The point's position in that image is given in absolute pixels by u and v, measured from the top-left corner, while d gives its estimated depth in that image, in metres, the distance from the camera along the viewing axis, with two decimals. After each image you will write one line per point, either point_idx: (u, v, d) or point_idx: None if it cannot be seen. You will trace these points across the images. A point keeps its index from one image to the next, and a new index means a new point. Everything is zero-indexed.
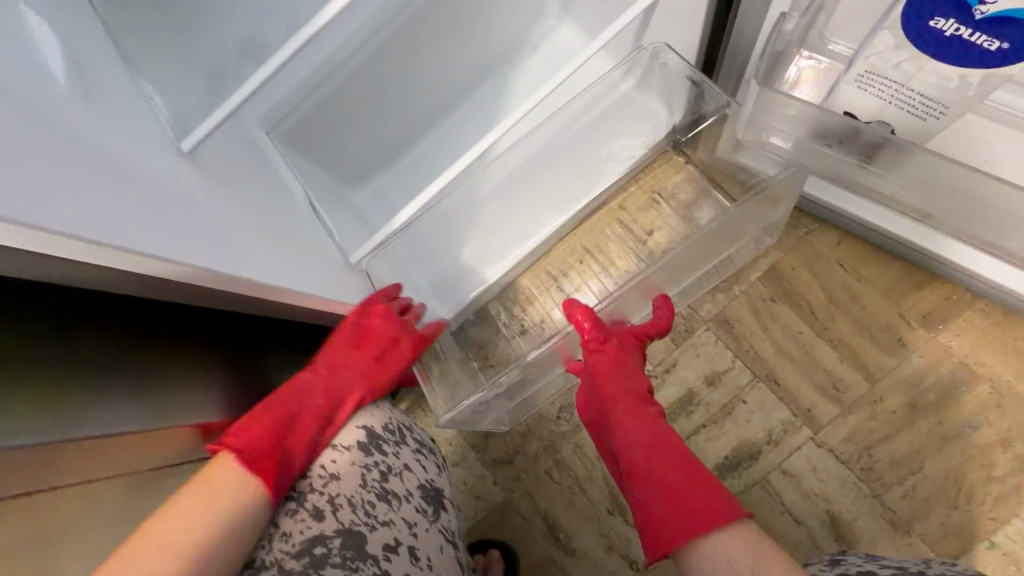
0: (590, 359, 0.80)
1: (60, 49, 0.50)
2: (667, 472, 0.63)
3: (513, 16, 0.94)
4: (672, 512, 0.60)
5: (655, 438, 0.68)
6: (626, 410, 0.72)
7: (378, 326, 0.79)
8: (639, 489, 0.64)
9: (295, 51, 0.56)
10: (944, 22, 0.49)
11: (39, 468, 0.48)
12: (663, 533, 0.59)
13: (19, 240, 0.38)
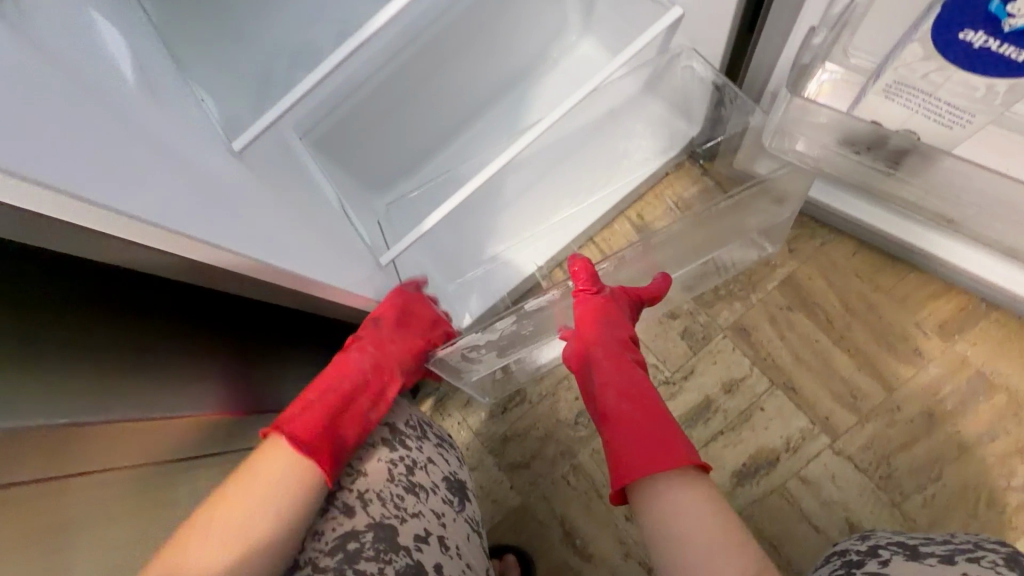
0: (577, 308, 0.78)
1: (126, 49, 0.53)
2: (643, 417, 0.64)
3: (537, 31, 0.97)
4: (634, 452, 0.62)
5: (630, 386, 0.68)
6: (607, 356, 0.71)
7: (418, 307, 0.82)
8: (608, 430, 0.66)
9: (351, 52, 0.62)
10: (973, 34, 0.47)
11: (114, 433, 0.50)
12: (623, 469, 0.61)
13: (74, 213, 0.40)
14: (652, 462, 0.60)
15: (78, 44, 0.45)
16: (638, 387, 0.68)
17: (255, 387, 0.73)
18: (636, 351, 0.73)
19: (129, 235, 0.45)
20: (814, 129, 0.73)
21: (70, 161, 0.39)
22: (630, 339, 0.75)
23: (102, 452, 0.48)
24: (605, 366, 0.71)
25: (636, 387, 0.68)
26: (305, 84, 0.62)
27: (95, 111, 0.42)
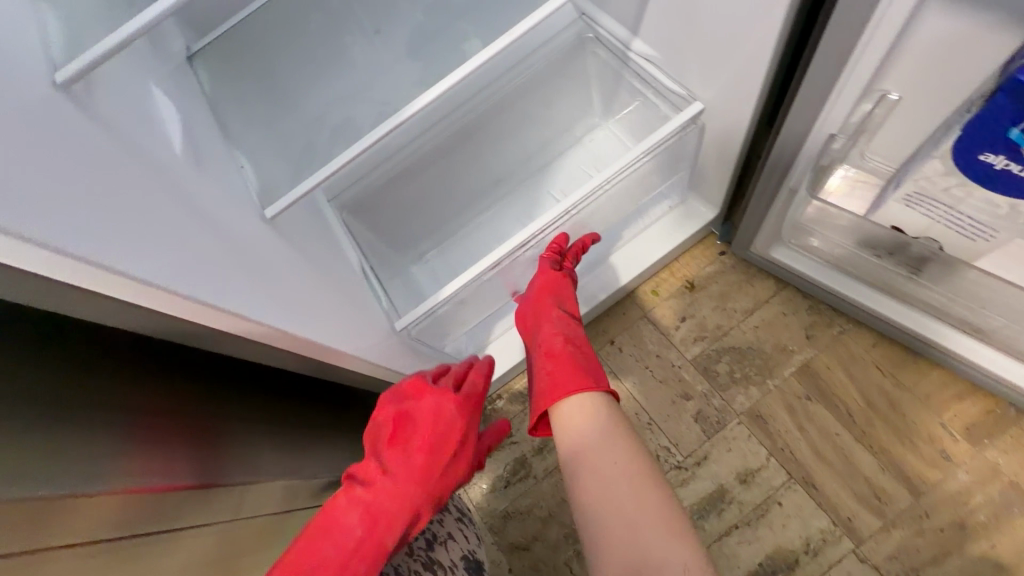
0: (536, 279, 0.90)
1: (179, 124, 0.56)
2: (575, 355, 0.77)
3: (563, 112, 1.01)
4: (567, 376, 0.74)
5: (570, 334, 0.82)
6: (555, 313, 0.85)
7: (419, 408, 0.71)
8: (549, 363, 0.77)
9: (386, 134, 0.64)
10: (994, 157, 0.47)
11: (138, 511, 0.47)
12: (554, 387, 0.73)
13: (116, 287, 0.41)
14: (578, 382, 0.73)
15: (135, 123, 0.47)
16: (575, 334, 0.82)
17: (267, 453, 0.70)
18: (575, 325, 0.85)
19: (148, 304, 0.44)
20: (833, 228, 0.75)
21: (120, 240, 0.40)
22: (575, 307, 0.89)
23: (124, 515, 0.45)
24: (554, 321, 0.83)
25: (574, 334, 0.82)
26: (342, 156, 0.65)
27: (141, 181, 0.44)
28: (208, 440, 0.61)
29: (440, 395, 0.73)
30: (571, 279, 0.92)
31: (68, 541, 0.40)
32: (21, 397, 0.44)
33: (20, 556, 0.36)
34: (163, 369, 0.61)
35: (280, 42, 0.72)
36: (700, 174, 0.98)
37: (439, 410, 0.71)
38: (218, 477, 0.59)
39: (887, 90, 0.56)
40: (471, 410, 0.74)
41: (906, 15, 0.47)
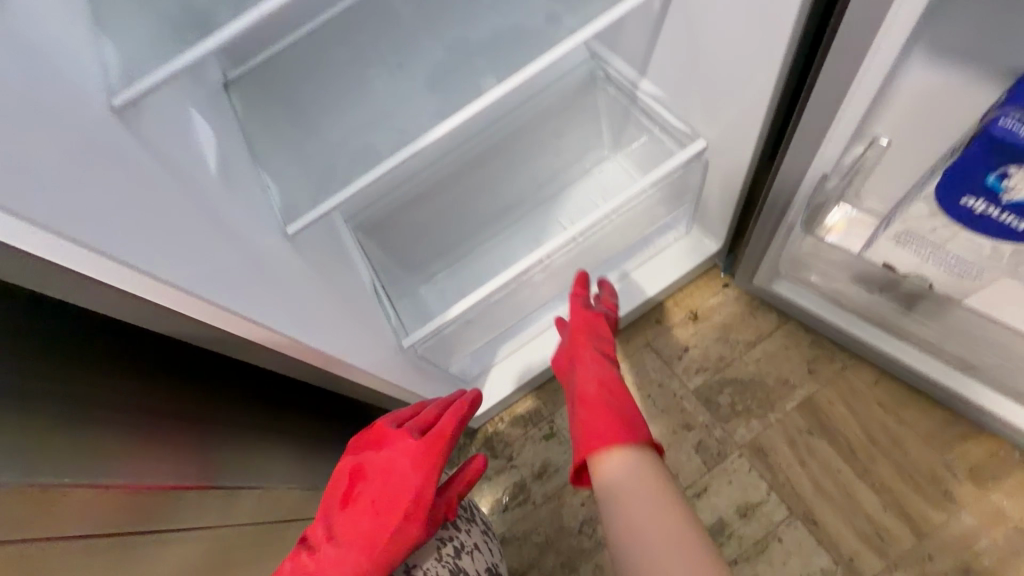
0: (571, 317, 0.90)
1: (214, 146, 0.61)
2: (607, 402, 0.75)
3: (573, 144, 1.05)
4: (601, 426, 0.73)
5: (605, 378, 0.80)
6: (590, 354, 0.83)
7: (371, 461, 0.68)
8: (583, 410, 0.76)
9: (404, 160, 0.68)
10: (975, 201, 0.50)
11: (147, 504, 0.50)
12: (589, 437, 0.73)
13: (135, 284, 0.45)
14: (610, 431, 0.71)
15: (173, 142, 0.51)
16: (609, 379, 0.79)
17: (275, 461, 0.72)
18: (609, 377, 0.80)
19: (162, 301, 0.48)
20: (828, 264, 0.77)
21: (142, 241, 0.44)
22: (611, 346, 0.87)
23: (132, 513, 0.48)
24: (586, 365, 0.82)
25: (607, 379, 0.79)
26: (361, 179, 0.69)
27: (172, 193, 0.48)
28: (221, 445, 0.64)
29: (390, 447, 0.69)
30: (604, 321, 0.89)
31: (80, 531, 0.43)
32: (51, 395, 0.48)
33: (27, 544, 0.39)
34: (164, 371, 0.64)
35: (309, 73, 0.77)
36: (704, 207, 1.01)
37: (392, 463, 0.68)
38: (226, 477, 0.61)
39: (877, 135, 0.59)
40: (426, 459, 0.68)
41: (891, 66, 0.51)
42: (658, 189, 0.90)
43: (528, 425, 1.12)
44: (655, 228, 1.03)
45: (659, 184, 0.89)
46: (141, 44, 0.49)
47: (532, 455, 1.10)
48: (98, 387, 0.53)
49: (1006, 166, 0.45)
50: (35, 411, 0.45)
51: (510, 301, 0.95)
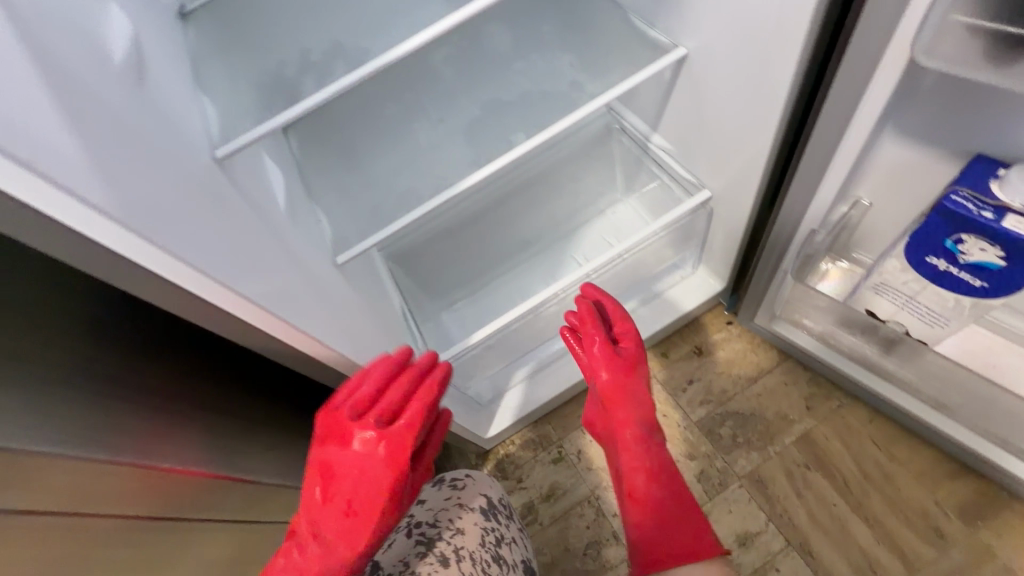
0: (606, 378, 0.78)
1: (282, 187, 0.70)
2: (665, 501, 0.73)
3: (589, 187, 1.15)
4: (664, 535, 0.72)
5: (658, 466, 0.76)
6: (634, 437, 0.76)
7: (340, 460, 0.60)
8: (637, 512, 0.74)
9: (442, 202, 0.77)
10: (937, 260, 0.58)
11: (204, 496, 0.56)
12: (651, 548, 0.72)
13: (225, 302, 0.50)
14: (666, 525, 0.72)
15: (253, 185, 0.61)
16: (658, 464, 0.76)
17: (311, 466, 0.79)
18: (660, 462, 0.76)
19: (251, 323, 0.54)
20: (818, 310, 0.84)
21: (234, 263, 0.51)
22: (650, 410, 0.78)
23: (185, 500, 0.53)
24: (632, 449, 0.76)
25: (657, 468, 0.75)
26: (404, 218, 0.78)
27: (255, 226, 0.57)
28: (262, 450, 0.71)
29: (357, 443, 0.60)
30: (637, 371, 0.79)
31: (150, 513, 0.49)
32: (144, 387, 0.55)
33: (103, 517, 0.45)
34: (219, 375, 0.71)
35: (362, 123, 0.88)
36: (709, 249, 1.09)
37: (363, 465, 0.60)
38: (264, 479, 0.68)
39: (859, 197, 0.68)
40: (394, 449, 0.61)
41: (866, 144, 0.59)
42: (665, 233, 0.98)
43: (538, 448, 1.17)
44: (663, 267, 1.12)
45: (667, 228, 0.97)
46: (235, 110, 0.59)
47: (542, 477, 1.15)
48: (172, 382, 0.61)
49: (961, 233, 0.53)
50: (136, 401, 0.53)
51: (527, 329, 1.02)
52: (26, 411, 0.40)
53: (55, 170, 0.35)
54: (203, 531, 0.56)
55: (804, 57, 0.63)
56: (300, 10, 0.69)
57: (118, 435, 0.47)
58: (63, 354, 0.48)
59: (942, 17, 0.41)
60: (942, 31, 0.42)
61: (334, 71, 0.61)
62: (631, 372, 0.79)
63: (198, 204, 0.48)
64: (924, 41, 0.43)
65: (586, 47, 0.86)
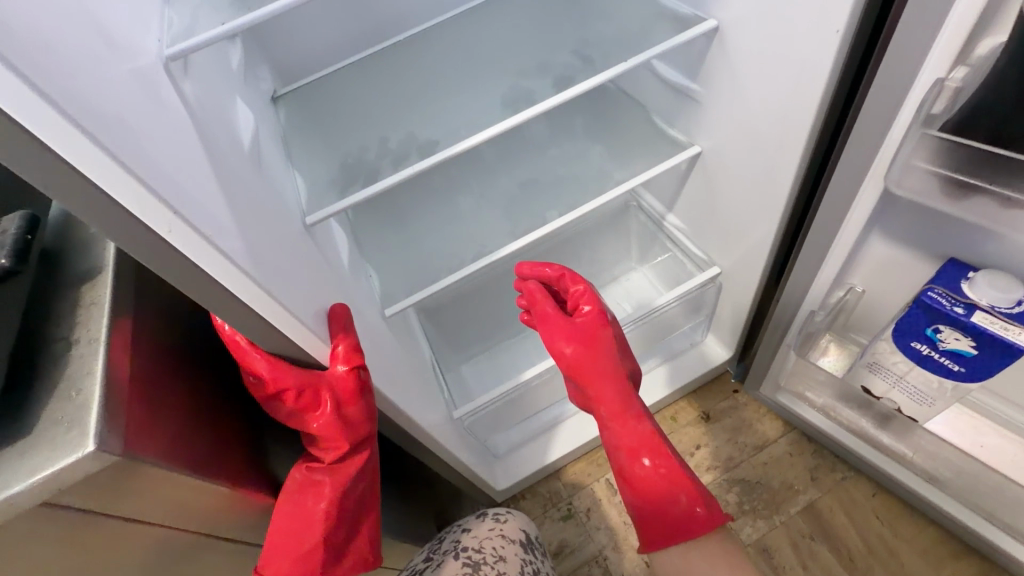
0: (572, 356, 0.75)
1: (345, 246, 0.81)
2: (655, 478, 0.70)
3: (608, 256, 1.25)
4: (657, 515, 0.70)
5: (640, 441, 0.72)
6: (611, 414, 0.73)
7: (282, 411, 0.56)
8: (630, 490, 0.72)
9: (482, 266, 0.87)
10: (921, 345, 0.65)
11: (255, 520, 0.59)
12: (647, 528, 0.71)
13: None
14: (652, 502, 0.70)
15: (328, 246, 0.71)
16: (634, 430, 0.73)
17: None
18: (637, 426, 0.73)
19: None
20: (819, 385, 0.91)
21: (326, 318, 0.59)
22: (627, 385, 0.75)
23: (237, 521, 0.57)
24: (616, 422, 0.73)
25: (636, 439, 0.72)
26: (447, 278, 0.87)
27: (333, 283, 0.66)
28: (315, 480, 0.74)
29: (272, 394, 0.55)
30: (596, 341, 0.75)
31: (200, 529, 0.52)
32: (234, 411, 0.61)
33: (161, 527, 0.48)
34: None
35: (411, 193, 1.00)
36: (719, 320, 1.18)
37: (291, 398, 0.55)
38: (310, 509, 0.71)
39: (853, 283, 0.76)
40: (249, 371, 0.54)
41: (857, 242, 0.69)
42: (677, 303, 1.07)
43: (548, 504, 1.20)
44: (675, 333, 1.20)
45: (679, 300, 1.06)
46: (319, 185, 0.71)
47: (551, 533, 1.17)
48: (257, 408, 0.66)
49: (939, 324, 0.61)
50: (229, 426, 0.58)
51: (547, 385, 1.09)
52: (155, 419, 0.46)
53: (215, 237, 0.43)
54: (236, 550, 0.59)
55: (803, 168, 0.74)
56: (376, 102, 0.82)
57: (207, 455, 0.52)
58: (179, 379, 0.53)
59: (905, 159, 0.53)
60: (905, 171, 0.54)
61: (407, 157, 0.73)
62: (591, 344, 0.75)
63: (300, 265, 0.57)
64: (894, 175, 0.54)
65: (613, 140, 0.99)
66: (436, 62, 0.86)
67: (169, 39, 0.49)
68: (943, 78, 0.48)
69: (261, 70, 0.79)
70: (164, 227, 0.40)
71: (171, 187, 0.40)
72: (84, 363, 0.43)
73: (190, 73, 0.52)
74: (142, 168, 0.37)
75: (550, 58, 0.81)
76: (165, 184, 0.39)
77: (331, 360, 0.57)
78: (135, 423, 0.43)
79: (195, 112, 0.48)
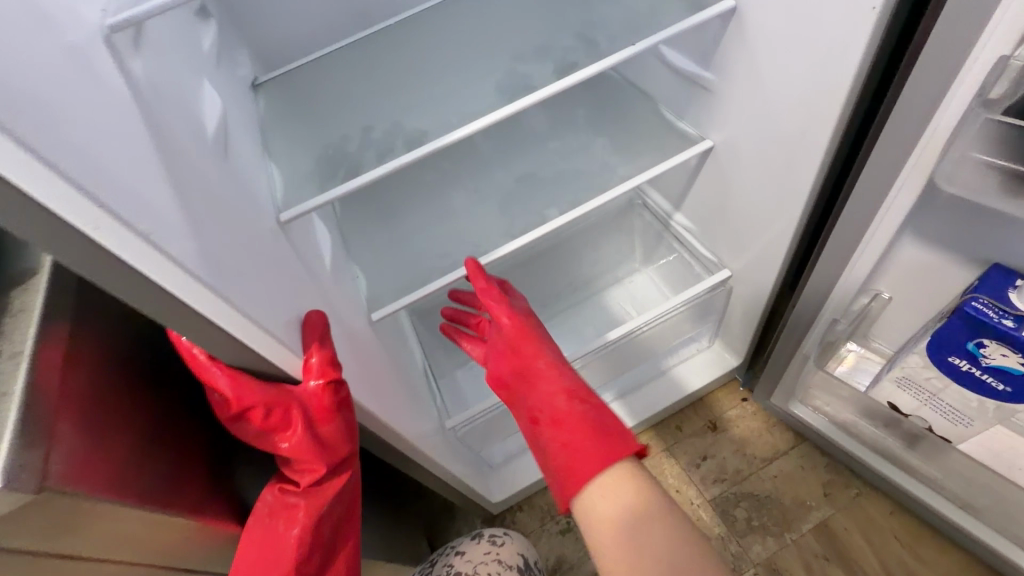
0: (504, 325, 0.71)
1: (328, 245, 0.75)
2: (586, 416, 0.62)
3: (611, 257, 1.18)
4: (590, 454, 0.59)
5: (571, 386, 0.65)
6: (541, 361, 0.67)
7: (252, 430, 0.50)
8: (560, 437, 0.62)
9: (477, 267, 0.81)
10: (960, 360, 0.59)
11: (220, 550, 0.53)
12: (584, 471, 0.59)
13: None
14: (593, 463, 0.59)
15: (306, 246, 0.65)
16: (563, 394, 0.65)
17: None
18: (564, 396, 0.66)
19: None
20: (839, 399, 0.86)
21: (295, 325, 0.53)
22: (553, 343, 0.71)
23: (200, 554, 0.51)
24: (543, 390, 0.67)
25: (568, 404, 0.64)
26: (439, 280, 0.81)
27: (311, 286, 0.60)
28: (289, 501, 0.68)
29: (239, 413, 0.48)
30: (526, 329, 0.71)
31: (157, 562, 0.46)
32: (196, 429, 0.55)
33: (108, 564, 0.42)
34: None
35: (401, 188, 0.94)
36: (728, 325, 1.11)
37: (260, 416, 0.49)
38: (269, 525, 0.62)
39: (879, 289, 0.70)
40: (211, 389, 0.48)
41: (887, 246, 0.63)
42: (685, 308, 1.01)
43: (547, 518, 1.14)
44: (681, 339, 1.13)
45: (687, 304, 1.00)
46: (297, 179, 0.65)
47: (549, 548, 1.11)
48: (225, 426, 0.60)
49: (982, 338, 0.55)
50: (187, 446, 0.52)
51: None
52: (91, 446, 0.40)
53: (156, 236, 0.37)
54: None
55: (826, 163, 0.68)
56: (362, 90, 0.76)
57: (159, 483, 0.45)
58: (130, 397, 0.47)
59: (960, 152, 0.48)
60: (958, 164, 0.49)
61: (394, 148, 0.67)
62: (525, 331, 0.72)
63: (267, 266, 0.51)
64: (944, 170, 0.49)
65: (618, 133, 0.93)
66: (427, 46, 0.79)
67: (116, 8, 0.43)
68: (1009, 55, 0.42)
69: (238, 53, 0.73)
70: (90, 224, 0.34)
71: (103, 178, 0.33)
72: (6, 383, 0.38)
73: (141, 48, 0.46)
74: (58, 154, 0.31)
75: (549, 42, 0.75)
76: (90, 173, 0.33)
77: (304, 374, 0.51)
78: (65, 451, 0.38)
79: (142, 92, 0.42)
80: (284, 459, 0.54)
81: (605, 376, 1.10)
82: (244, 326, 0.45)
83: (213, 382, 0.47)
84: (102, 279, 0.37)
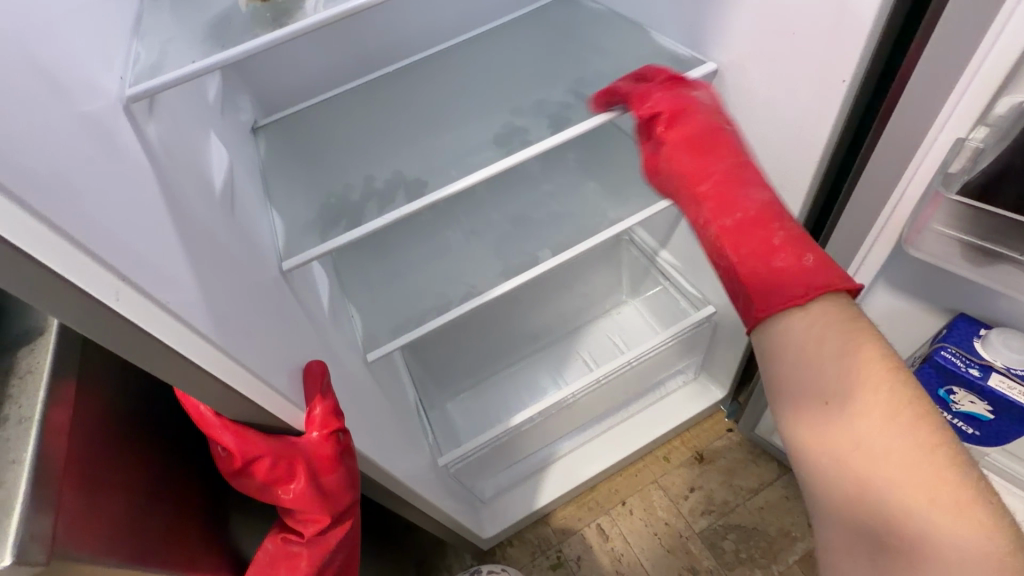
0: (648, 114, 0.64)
1: (326, 289, 0.76)
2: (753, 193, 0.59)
3: (599, 291, 1.21)
4: (751, 239, 0.56)
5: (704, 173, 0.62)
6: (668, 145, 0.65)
7: (257, 484, 0.50)
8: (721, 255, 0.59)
9: (471, 307, 0.82)
10: None
11: None
12: (768, 303, 0.53)
13: None
14: (749, 257, 0.55)
15: (305, 292, 0.66)
16: (764, 219, 0.56)
17: None
18: (750, 180, 0.60)
19: None
20: None
21: (297, 377, 0.53)
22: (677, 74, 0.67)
23: None
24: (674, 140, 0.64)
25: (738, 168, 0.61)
26: (434, 320, 0.82)
27: (312, 334, 0.61)
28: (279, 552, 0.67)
29: (245, 467, 0.49)
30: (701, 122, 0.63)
31: None
32: (188, 483, 0.54)
33: None
34: None
35: (396, 228, 0.97)
36: (713, 357, 1.14)
37: (265, 469, 0.50)
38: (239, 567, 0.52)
39: None
40: (216, 445, 0.48)
41: (862, 293, 0.66)
42: (673, 343, 1.04)
43: (537, 553, 1.13)
44: (669, 371, 1.16)
45: (675, 340, 1.03)
46: (297, 227, 0.67)
47: None
48: (217, 478, 0.60)
49: (951, 386, 0.59)
50: (179, 502, 0.51)
51: (538, 428, 1.03)
52: (87, 513, 0.40)
53: (174, 303, 0.38)
54: None
55: (806, 213, 0.71)
56: (361, 137, 0.78)
57: (152, 545, 0.45)
58: (125, 455, 0.47)
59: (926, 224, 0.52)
60: (922, 233, 0.53)
61: (394, 197, 0.69)
62: (667, 85, 0.65)
63: (270, 320, 0.52)
64: (909, 237, 0.54)
65: (606, 176, 0.97)
66: (424, 95, 0.82)
67: (133, 79, 0.45)
68: (964, 137, 0.48)
69: (241, 101, 0.75)
70: (110, 294, 0.34)
71: (123, 247, 0.35)
72: (11, 449, 0.37)
73: (155, 113, 0.48)
74: (84, 232, 0.32)
75: (543, 95, 0.78)
76: (109, 246, 0.33)
77: (307, 425, 0.52)
78: (65, 519, 0.38)
79: (159, 157, 0.44)
80: (289, 512, 0.54)
81: (596, 410, 1.12)
82: (252, 382, 0.46)
83: (219, 440, 0.48)
84: (116, 345, 0.37)
